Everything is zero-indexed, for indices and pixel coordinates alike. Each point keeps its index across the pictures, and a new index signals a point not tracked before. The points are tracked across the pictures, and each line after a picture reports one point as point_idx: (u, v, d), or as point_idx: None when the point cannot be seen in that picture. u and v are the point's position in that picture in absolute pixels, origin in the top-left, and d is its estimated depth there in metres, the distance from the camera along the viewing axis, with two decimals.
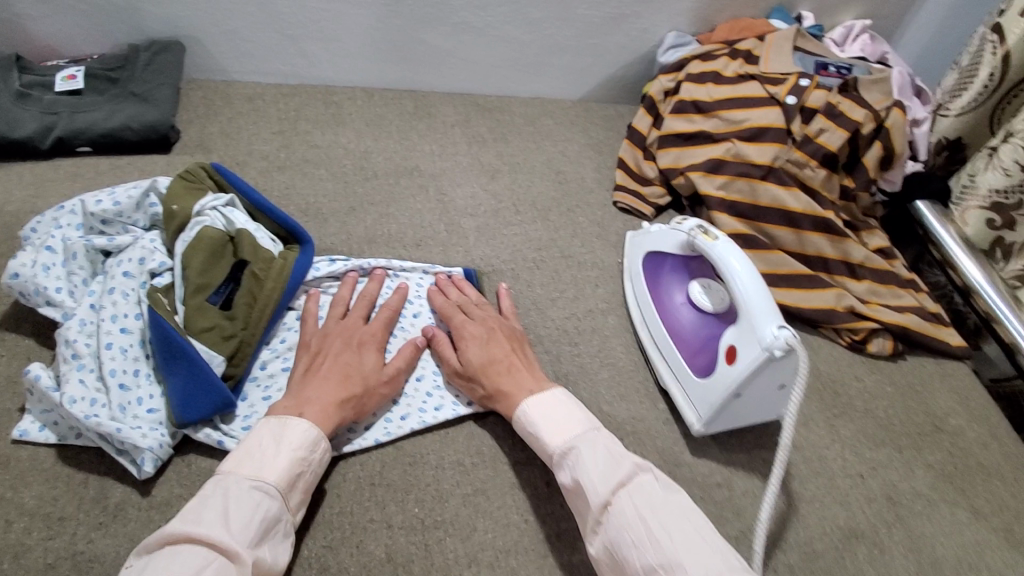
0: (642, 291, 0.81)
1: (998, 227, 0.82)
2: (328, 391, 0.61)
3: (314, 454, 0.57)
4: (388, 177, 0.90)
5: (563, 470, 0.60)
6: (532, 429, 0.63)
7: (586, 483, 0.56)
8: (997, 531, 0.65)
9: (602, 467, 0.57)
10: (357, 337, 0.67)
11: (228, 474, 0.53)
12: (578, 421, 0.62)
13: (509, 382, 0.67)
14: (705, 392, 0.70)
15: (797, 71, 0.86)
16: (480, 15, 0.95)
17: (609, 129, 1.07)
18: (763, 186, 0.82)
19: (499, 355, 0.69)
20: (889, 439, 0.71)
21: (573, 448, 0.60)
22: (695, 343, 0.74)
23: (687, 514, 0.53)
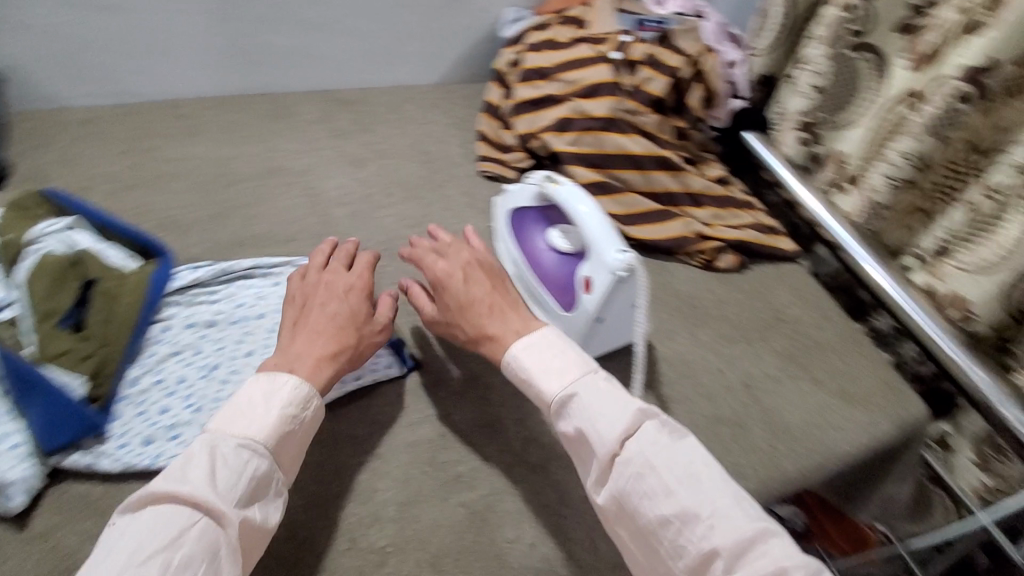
0: (509, 246, 0.84)
1: (809, 144, 1.07)
2: (318, 344, 0.63)
3: (305, 413, 0.58)
4: (251, 180, 0.90)
5: (562, 418, 0.61)
6: (527, 376, 0.63)
7: (587, 425, 0.59)
8: (835, 394, 0.82)
9: (609, 414, 0.59)
10: (342, 289, 0.69)
11: (214, 436, 0.55)
12: (568, 360, 0.63)
13: (493, 322, 0.67)
14: (572, 324, 0.74)
15: (619, 31, 1.01)
16: (321, 11, 0.99)
17: (469, 108, 1.13)
18: (607, 136, 0.95)
19: (480, 296, 0.69)
20: (742, 337, 0.86)
21: (574, 396, 0.61)
22: (559, 283, 0.77)
23: (703, 467, 0.56)
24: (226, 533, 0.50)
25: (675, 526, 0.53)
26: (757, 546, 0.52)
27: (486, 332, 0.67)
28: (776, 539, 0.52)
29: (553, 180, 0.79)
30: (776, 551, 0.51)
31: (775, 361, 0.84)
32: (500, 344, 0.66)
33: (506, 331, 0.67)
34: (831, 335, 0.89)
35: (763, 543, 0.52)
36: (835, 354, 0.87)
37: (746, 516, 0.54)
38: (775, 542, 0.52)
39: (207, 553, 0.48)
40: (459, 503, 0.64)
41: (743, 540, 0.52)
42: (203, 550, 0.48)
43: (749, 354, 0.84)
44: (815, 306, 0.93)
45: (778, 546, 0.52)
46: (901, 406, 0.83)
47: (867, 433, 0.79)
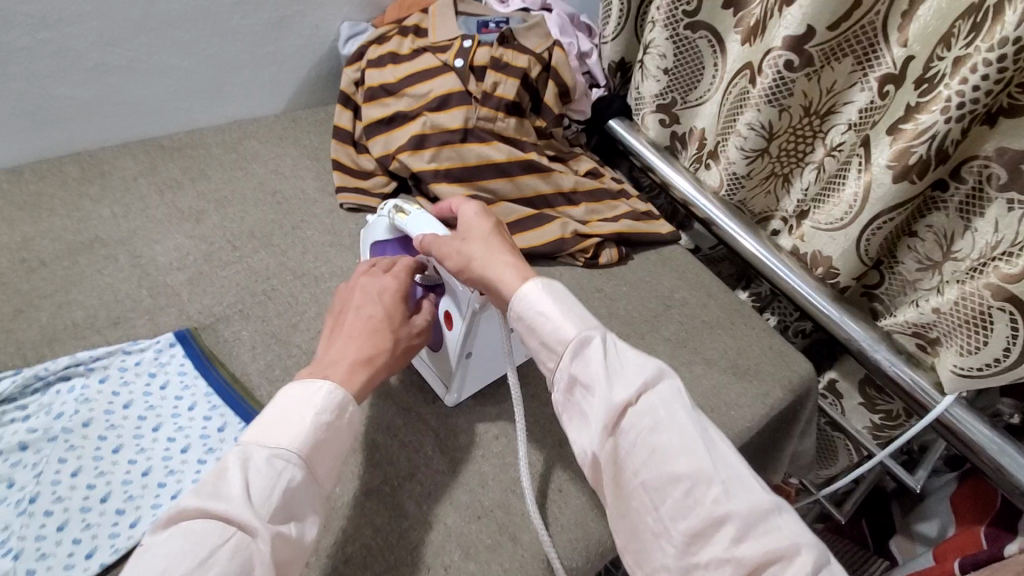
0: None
1: (670, 124, 1.08)
2: (351, 351, 0.60)
3: (342, 418, 0.55)
4: (61, 260, 0.77)
5: (582, 352, 0.56)
6: (540, 310, 0.59)
7: (608, 359, 0.56)
8: (727, 371, 0.83)
9: (629, 363, 0.56)
10: (376, 290, 0.65)
11: (248, 446, 0.50)
12: (583, 312, 0.59)
13: (510, 255, 0.63)
14: (444, 361, 0.72)
15: (460, 36, 0.96)
16: (118, 52, 0.86)
17: (320, 135, 1.04)
18: (466, 148, 0.91)
19: (504, 236, 0.66)
20: (633, 331, 0.86)
21: (594, 340, 0.56)
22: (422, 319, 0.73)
23: (718, 436, 0.53)
24: (261, 549, 0.45)
25: (682, 485, 0.50)
26: (771, 519, 0.48)
27: (498, 258, 0.63)
28: (790, 515, 0.49)
29: (401, 208, 0.72)
30: (788, 526, 0.48)
31: (666, 350, 0.84)
32: (513, 271, 0.62)
33: (519, 263, 0.63)
34: (716, 312, 0.91)
35: (779, 516, 0.49)
36: (722, 331, 0.88)
37: (759, 487, 0.51)
38: (788, 519, 0.49)
39: (239, 574, 0.43)
40: None
41: (758, 509, 0.49)
42: (234, 572, 0.43)
43: (639, 348, 0.84)
44: (697, 285, 0.94)
45: (790, 522, 0.49)
46: (788, 369, 0.86)
47: (762, 405, 0.81)
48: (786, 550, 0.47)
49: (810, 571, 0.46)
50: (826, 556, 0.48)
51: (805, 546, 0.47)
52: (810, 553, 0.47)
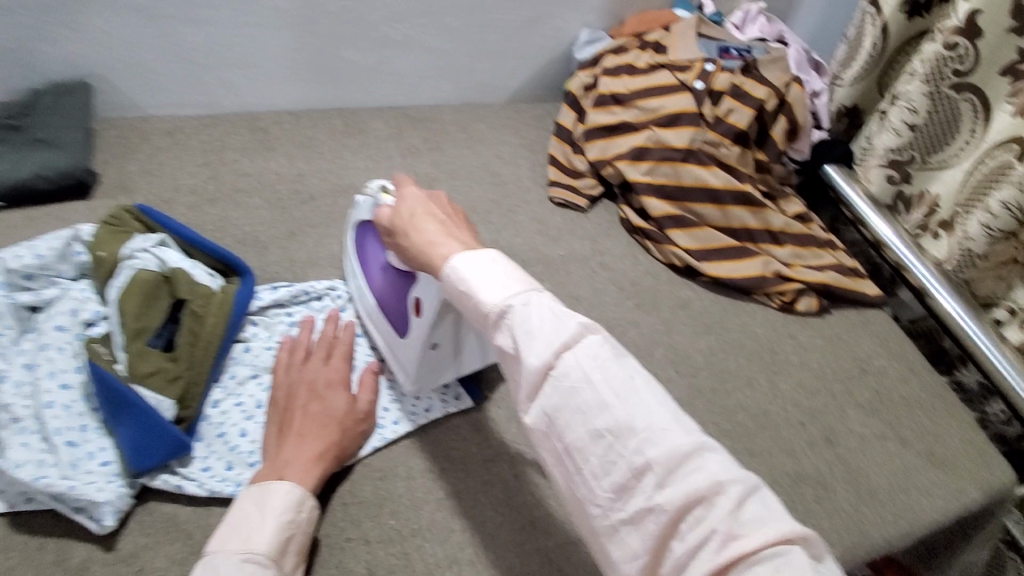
0: (351, 265, 0.76)
1: (898, 181, 1.01)
2: (303, 447, 0.59)
3: (302, 515, 0.54)
4: (325, 198, 0.91)
5: (499, 328, 0.45)
6: (464, 281, 0.47)
7: (523, 339, 0.43)
8: (924, 456, 0.78)
9: (540, 322, 0.43)
10: (321, 385, 0.64)
11: (216, 556, 0.50)
12: (511, 274, 0.47)
13: (437, 225, 0.55)
14: (406, 350, 0.68)
15: (702, 58, 0.97)
16: (398, 28, 0.98)
17: (539, 128, 1.10)
18: (685, 168, 0.92)
19: (434, 206, 0.58)
20: (823, 387, 0.83)
21: (513, 308, 0.45)
22: (393, 304, 0.70)
23: (635, 378, 0.42)
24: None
25: (608, 443, 0.40)
26: (690, 460, 0.39)
27: (423, 229, 0.55)
28: (714, 456, 0.39)
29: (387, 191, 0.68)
30: (711, 467, 0.39)
31: (859, 416, 0.81)
32: (437, 245, 0.52)
33: (444, 236, 0.53)
34: (919, 391, 0.85)
35: (708, 461, 0.39)
36: (925, 414, 0.83)
37: (682, 426, 0.40)
38: (712, 459, 0.39)
39: None
40: (536, 549, 0.61)
41: (678, 450, 0.39)
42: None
43: (828, 406, 0.81)
44: (899, 355, 0.89)
45: (714, 460, 0.39)
46: (992, 472, 0.78)
47: (959, 502, 0.75)
48: (715, 494, 0.38)
49: (742, 518, 0.37)
50: (753, 485, 0.38)
51: (729, 487, 0.38)
52: (734, 490, 0.38)
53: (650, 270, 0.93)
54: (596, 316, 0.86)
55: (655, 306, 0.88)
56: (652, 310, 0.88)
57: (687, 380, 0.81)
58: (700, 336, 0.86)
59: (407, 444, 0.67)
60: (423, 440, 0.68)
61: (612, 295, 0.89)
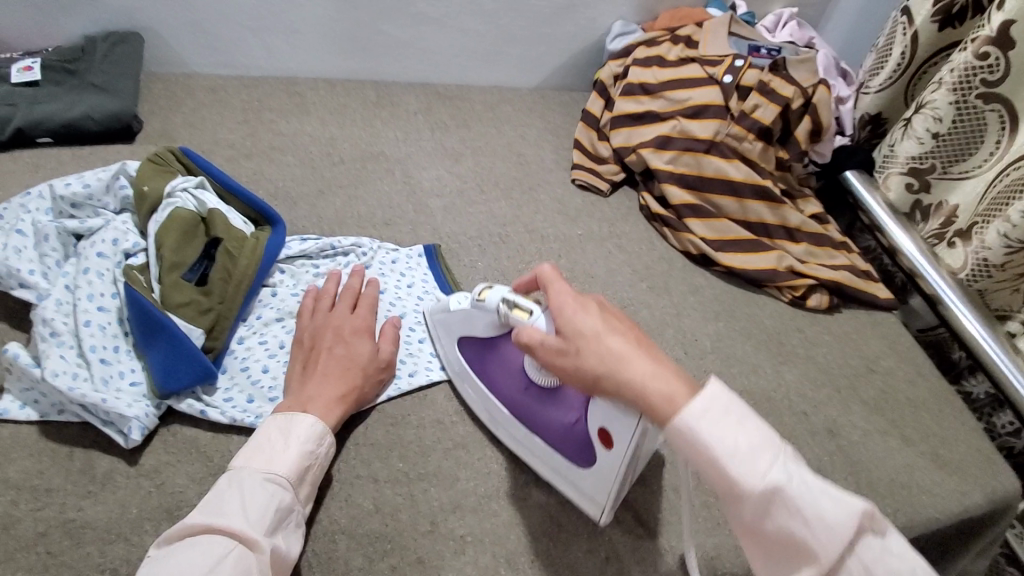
0: (476, 389, 0.68)
1: (917, 190, 1.03)
2: (328, 386, 0.61)
3: (321, 448, 0.57)
4: (354, 162, 0.94)
5: (776, 511, 0.45)
6: (719, 453, 0.45)
7: (806, 524, 0.44)
8: (923, 454, 0.79)
9: (819, 508, 0.44)
10: (348, 330, 0.67)
11: (239, 471, 0.53)
12: (755, 437, 0.46)
13: (636, 355, 0.50)
14: (596, 481, 0.60)
15: (733, 54, 0.99)
16: (438, 6, 1.00)
17: (565, 114, 1.12)
18: (707, 159, 0.94)
19: (612, 317, 0.53)
20: (830, 381, 0.84)
21: (783, 487, 0.44)
22: (562, 430, 0.62)
23: (910, 565, 0.44)
24: (261, 561, 0.48)
25: None
26: None
27: (630, 360, 0.49)
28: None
29: (517, 305, 0.60)
30: None
31: (861, 411, 0.82)
32: (655, 387, 0.48)
33: (656, 368, 0.49)
34: (923, 393, 0.86)
35: None
36: (927, 415, 0.84)
37: None
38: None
39: None
40: (538, 504, 0.63)
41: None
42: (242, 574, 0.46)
43: (832, 399, 0.82)
44: (906, 358, 0.90)
45: None
46: (990, 476, 0.78)
47: (956, 502, 0.76)
48: None
49: None
50: None
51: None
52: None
53: (665, 256, 0.95)
54: (610, 295, 0.88)
55: (668, 290, 0.90)
56: (665, 293, 0.90)
57: (694, 363, 0.82)
58: (710, 322, 0.87)
59: (420, 396, 0.70)
60: (436, 393, 0.70)
61: (626, 277, 0.91)
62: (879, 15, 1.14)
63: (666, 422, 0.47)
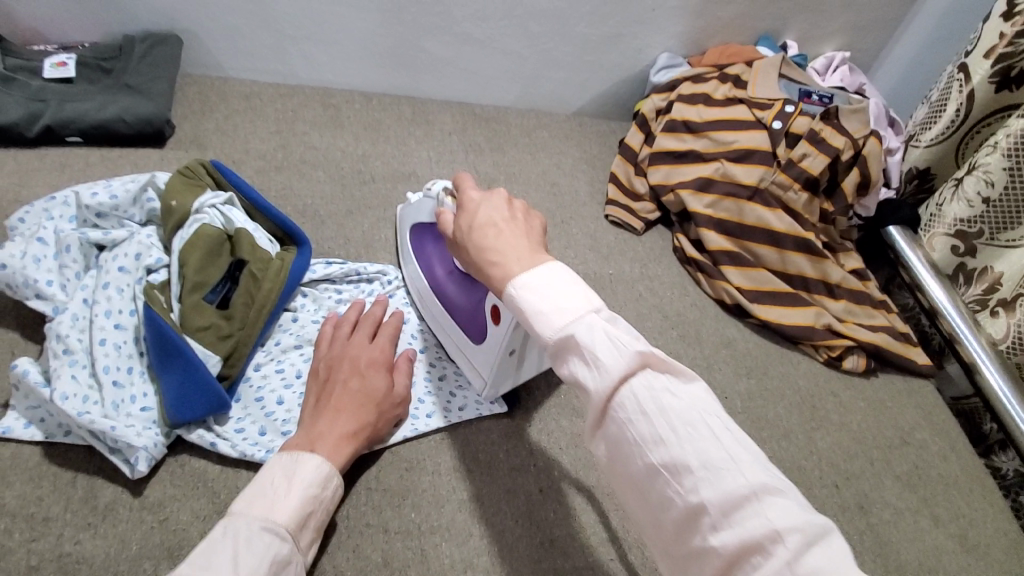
0: (413, 269, 0.76)
1: (961, 253, 0.99)
2: (340, 422, 0.58)
3: (326, 491, 0.52)
4: (385, 182, 0.92)
5: (568, 359, 0.42)
6: (524, 308, 0.44)
7: (588, 372, 0.40)
8: (959, 540, 0.75)
9: (599, 353, 0.40)
10: (364, 362, 0.63)
11: (232, 521, 0.46)
12: (573, 299, 0.43)
13: (502, 242, 0.49)
14: (483, 356, 0.66)
15: (783, 99, 0.95)
16: (482, 26, 0.97)
17: (602, 145, 1.09)
18: (749, 206, 0.91)
19: (500, 209, 0.52)
20: (862, 452, 0.81)
21: (571, 336, 0.41)
22: (467, 309, 0.68)
23: (699, 412, 0.38)
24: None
25: (665, 482, 0.37)
26: (750, 504, 0.35)
27: (489, 249, 0.49)
28: (779, 501, 0.34)
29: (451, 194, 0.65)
30: (769, 512, 0.34)
31: (894, 487, 0.78)
32: (499, 264, 0.47)
33: (512, 252, 0.48)
34: (959, 471, 0.82)
35: (759, 500, 0.35)
36: (965, 496, 0.79)
37: (746, 461, 0.36)
38: (771, 502, 0.34)
39: None
40: (553, 569, 0.60)
41: (732, 490, 0.35)
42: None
43: (864, 471, 0.79)
44: (944, 432, 0.86)
45: (774, 505, 0.34)
46: None
47: None
48: (765, 538, 0.33)
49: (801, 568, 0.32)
50: (826, 532, 0.33)
51: (788, 536, 0.33)
52: (789, 538, 0.33)
53: (698, 303, 0.91)
54: None
55: (699, 340, 0.87)
56: (695, 343, 0.86)
57: None
58: (740, 379, 0.84)
59: (437, 438, 0.67)
60: (454, 437, 0.67)
61: (655, 322, 0.88)
62: (955, 38, 1.06)
63: (498, 292, 0.47)
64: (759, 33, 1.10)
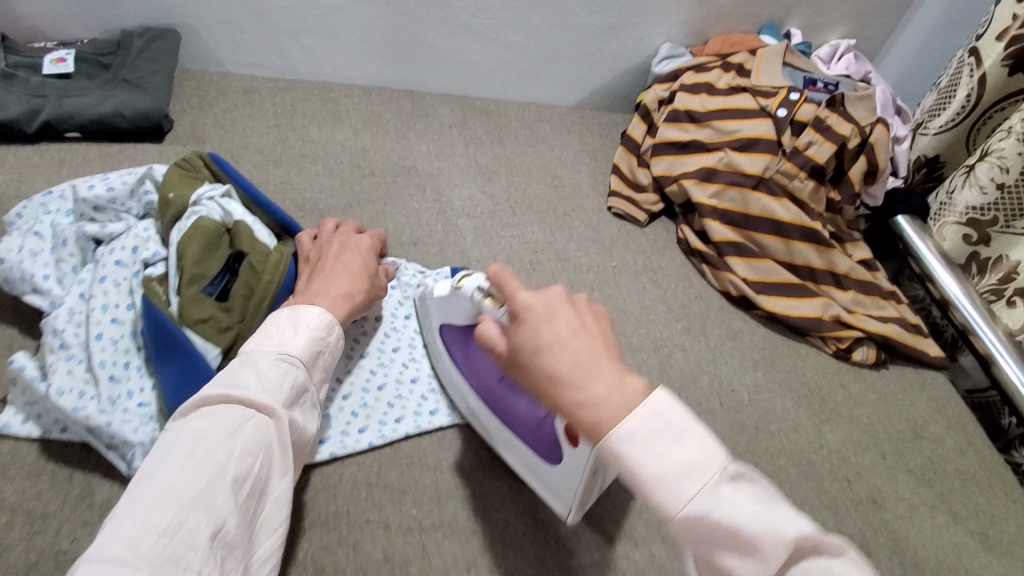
0: (454, 375, 0.66)
1: (974, 242, 0.97)
2: (338, 285, 0.62)
3: (331, 337, 0.57)
4: (384, 176, 0.91)
5: (712, 544, 0.36)
6: (641, 478, 0.37)
7: (744, 561, 0.36)
8: (973, 534, 0.73)
9: (757, 540, 0.35)
10: (355, 244, 0.69)
11: (250, 353, 0.53)
12: (694, 456, 0.37)
13: (588, 376, 0.39)
14: (562, 478, 0.57)
15: (788, 87, 0.94)
16: (481, 17, 0.96)
17: (604, 137, 1.08)
18: (754, 196, 0.89)
19: (563, 314, 0.42)
20: (873, 445, 0.79)
21: (711, 514, 0.35)
22: (532, 425, 0.59)
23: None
24: (278, 429, 0.49)
25: None
26: None
27: (566, 382, 0.40)
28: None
29: (491, 296, 0.55)
30: None
31: (906, 482, 0.76)
32: (591, 411, 0.38)
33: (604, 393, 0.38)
34: (973, 466, 0.80)
35: None
36: (979, 490, 0.78)
37: None
38: None
39: (261, 448, 0.47)
40: (558, 566, 0.59)
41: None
42: (260, 442, 0.47)
43: (875, 465, 0.77)
44: (957, 426, 0.84)
45: None
46: None
47: None
48: None
49: None
50: None
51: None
52: None
53: (703, 295, 0.90)
54: (643, 334, 0.84)
55: (705, 333, 0.85)
56: (701, 336, 0.85)
57: (730, 417, 0.78)
58: (749, 372, 0.82)
59: (439, 433, 0.66)
60: (456, 433, 0.66)
61: (661, 315, 0.86)
62: (967, 23, 1.03)
63: (595, 445, 0.39)
64: (763, 22, 1.08)
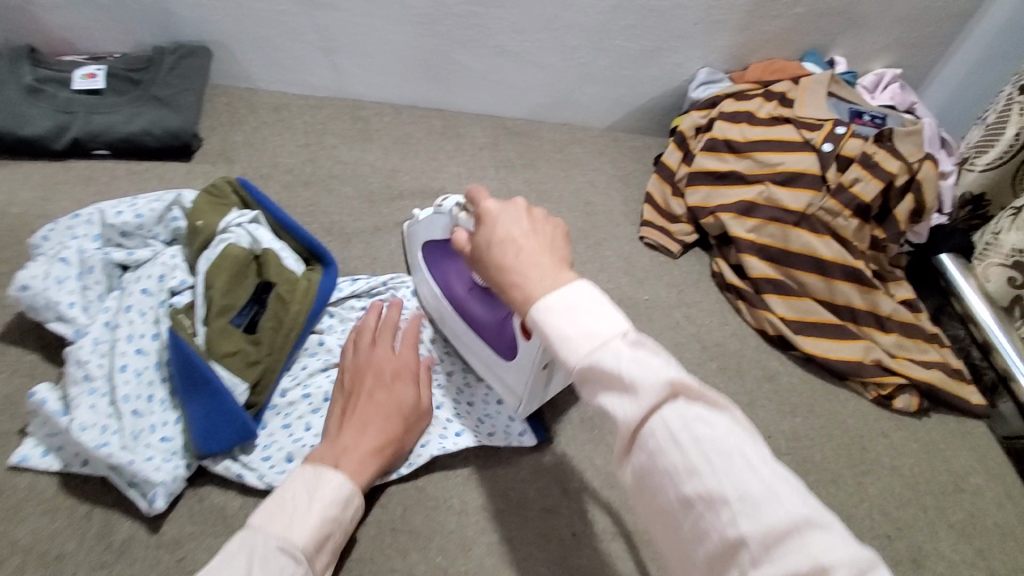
0: (428, 287, 0.71)
1: (1019, 286, 0.90)
2: (365, 438, 0.55)
3: (347, 512, 0.49)
4: (414, 198, 0.90)
5: (598, 390, 0.37)
6: (547, 333, 0.38)
7: (619, 401, 0.36)
8: None
9: (629, 379, 0.35)
10: (390, 373, 0.60)
11: (250, 536, 0.43)
12: (603, 321, 0.38)
13: (521, 259, 0.43)
14: (515, 373, 0.63)
15: (833, 119, 0.90)
16: (518, 39, 0.94)
17: (636, 162, 1.05)
18: (795, 232, 0.86)
19: (519, 221, 0.46)
20: (915, 499, 0.75)
21: (597, 360, 0.36)
22: (491, 326, 0.64)
23: (734, 439, 0.33)
24: None
25: (696, 514, 0.33)
26: (793, 538, 0.30)
27: (509, 271, 0.43)
28: (817, 537, 0.30)
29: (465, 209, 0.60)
30: (813, 547, 0.30)
31: (950, 540, 0.73)
32: (519, 284, 0.42)
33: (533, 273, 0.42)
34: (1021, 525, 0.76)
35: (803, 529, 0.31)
36: None
37: (787, 489, 0.32)
38: (818, 539, 0.30)
39: None
40: None
41: (774, 526, 0.31)
42: None
43: (917, 521, 0.74)
44: (1003, 480, 0.80)
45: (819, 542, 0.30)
46: None
47: None
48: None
49: None
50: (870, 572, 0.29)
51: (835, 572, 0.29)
52: None
53: (738, 333, 0.87)
54: None
55: (740, 373, 0.82)
56: (736, 378, 0.82)
57: None
58: (785, 416, 0.80)
59: (467, 473, 0.64)
60: (483, 474, 0.64)
61: (694, 353, 0.83)
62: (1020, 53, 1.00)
63: (521, 313, 0.41)
64: (805, 48, 1.05)
